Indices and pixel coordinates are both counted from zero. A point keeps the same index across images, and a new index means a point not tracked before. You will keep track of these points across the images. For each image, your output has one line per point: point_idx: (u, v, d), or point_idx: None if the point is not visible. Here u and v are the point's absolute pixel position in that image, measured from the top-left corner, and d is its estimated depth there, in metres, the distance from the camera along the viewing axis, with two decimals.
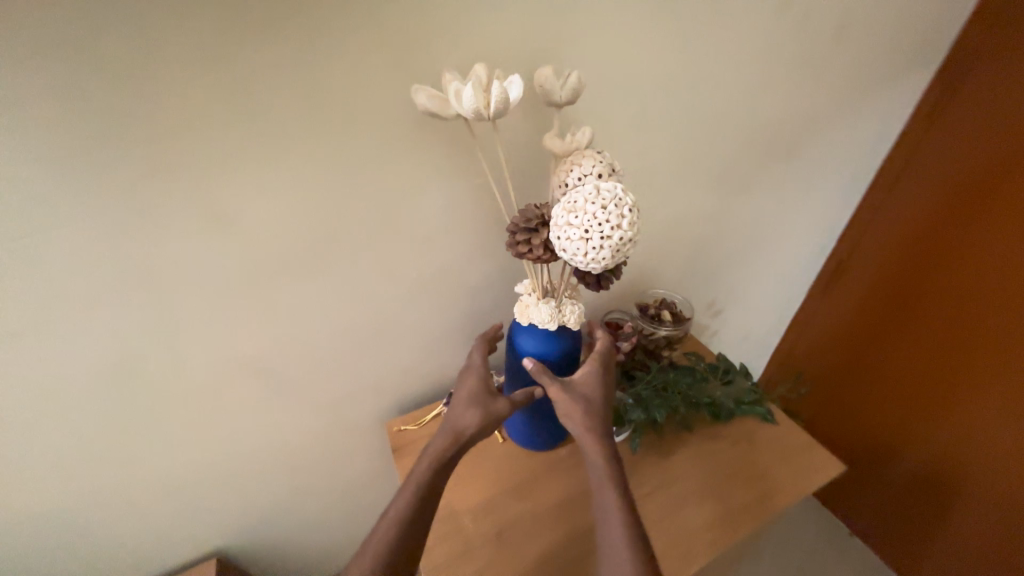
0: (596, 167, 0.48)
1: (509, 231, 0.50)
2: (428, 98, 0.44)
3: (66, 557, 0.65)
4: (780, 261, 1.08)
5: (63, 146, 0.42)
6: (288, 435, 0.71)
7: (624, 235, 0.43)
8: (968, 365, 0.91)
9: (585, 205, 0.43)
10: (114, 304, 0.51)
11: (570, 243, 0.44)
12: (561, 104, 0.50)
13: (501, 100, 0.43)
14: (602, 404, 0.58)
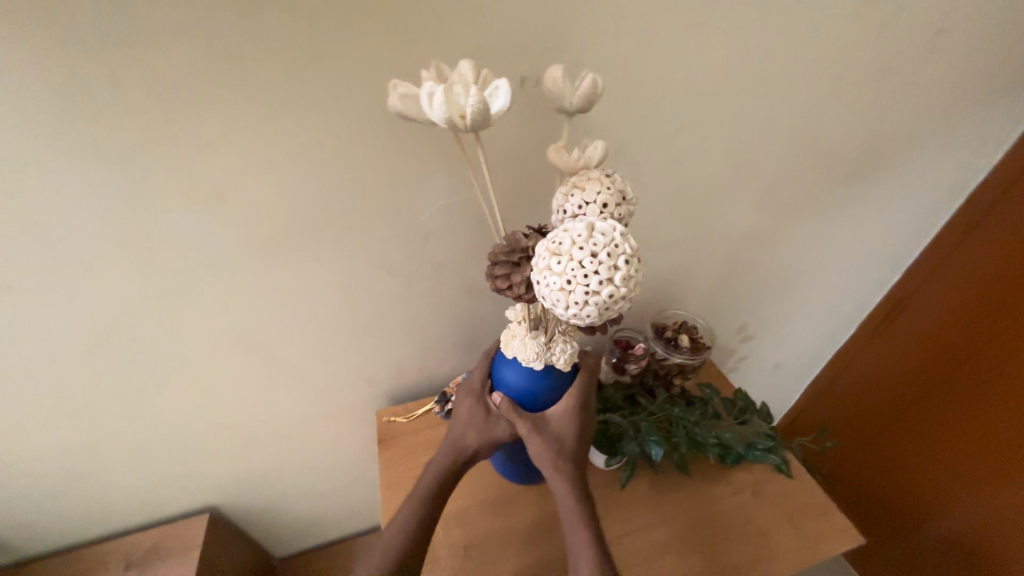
0: (600, 196, 0.43)
1: (490, 260, 0.46)
2: (402, 99, 0.39)
3: (78, 491, 0.70)
4: (825, 289, 0.97)
5: (46, 117, 0.40)
6: (280, 410, 0.72)
7: (614, 290, 0.38)
8: (1010, 443, 0.81)
9: (571, 250, 0.39)
10: (106, 275, 0.51)
11: (549, 291, 0.39)
12: (571, 112, 0.44)
13: (477, 110, 0.37)
14: (575, 446, 0.55)
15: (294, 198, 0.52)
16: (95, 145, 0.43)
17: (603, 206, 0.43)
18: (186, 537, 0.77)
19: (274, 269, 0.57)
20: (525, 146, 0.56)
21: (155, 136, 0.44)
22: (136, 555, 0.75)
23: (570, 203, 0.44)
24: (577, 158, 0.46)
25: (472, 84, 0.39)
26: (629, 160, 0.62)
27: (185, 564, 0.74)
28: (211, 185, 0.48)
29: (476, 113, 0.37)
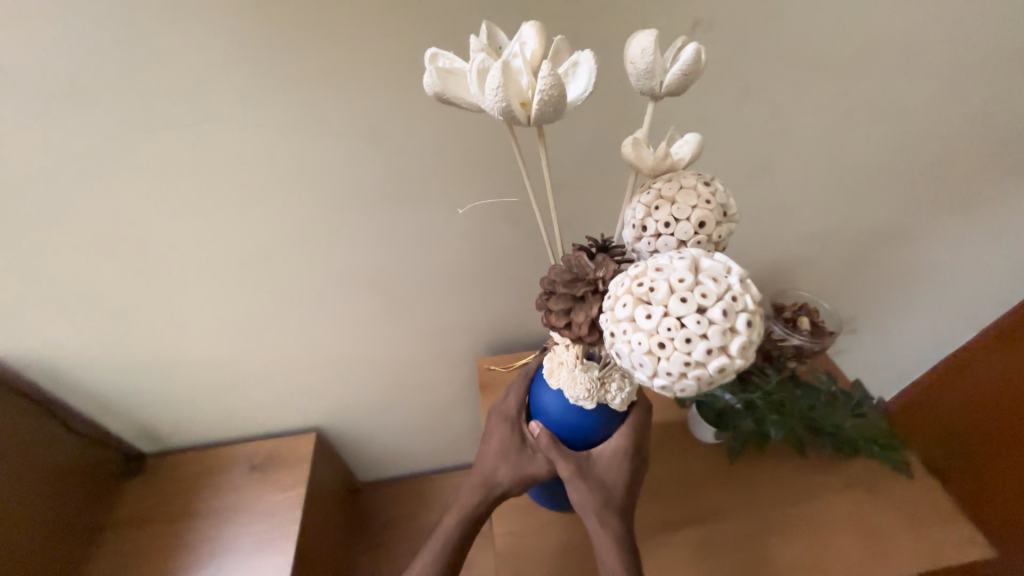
0: (698, 209, 0.28)
1: (540, 285, 0.31)
2: (440, 80, 0.26)
3: (214, 398, 0.77)
4: (958, 287, 0.88)
5: (255, 30, 0.43)
6: (391, 347, 0.76)
7: (727, 365, 0.22)
8: None
9: (668, 298, 0.22)
10: (268, 195, 0.54)
11: (629, 354, 0.23)
12: (661, 93, 0.31)
13: (547, 99, 0.23)
14: (624, 494, 0.45)
15: (448, 139, 0.53)
16: (286, 64, 0.45)
17: (699, 223, 0.29)
18: (297, 451, 0.84)
19: (413, 210, 0.58)
20: (680, 101, 0.53)
21: (335, 58, 0.45)
22: (256, 460, 0.83)
23: (653, 217, 0.29)
24: (666, 153, 0.31)
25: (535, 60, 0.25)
26: (781, 125, 0.58)
27: (301, 472, 0.81)
28: (378, 115, 0.50)
29: (546, 102, 0.24)
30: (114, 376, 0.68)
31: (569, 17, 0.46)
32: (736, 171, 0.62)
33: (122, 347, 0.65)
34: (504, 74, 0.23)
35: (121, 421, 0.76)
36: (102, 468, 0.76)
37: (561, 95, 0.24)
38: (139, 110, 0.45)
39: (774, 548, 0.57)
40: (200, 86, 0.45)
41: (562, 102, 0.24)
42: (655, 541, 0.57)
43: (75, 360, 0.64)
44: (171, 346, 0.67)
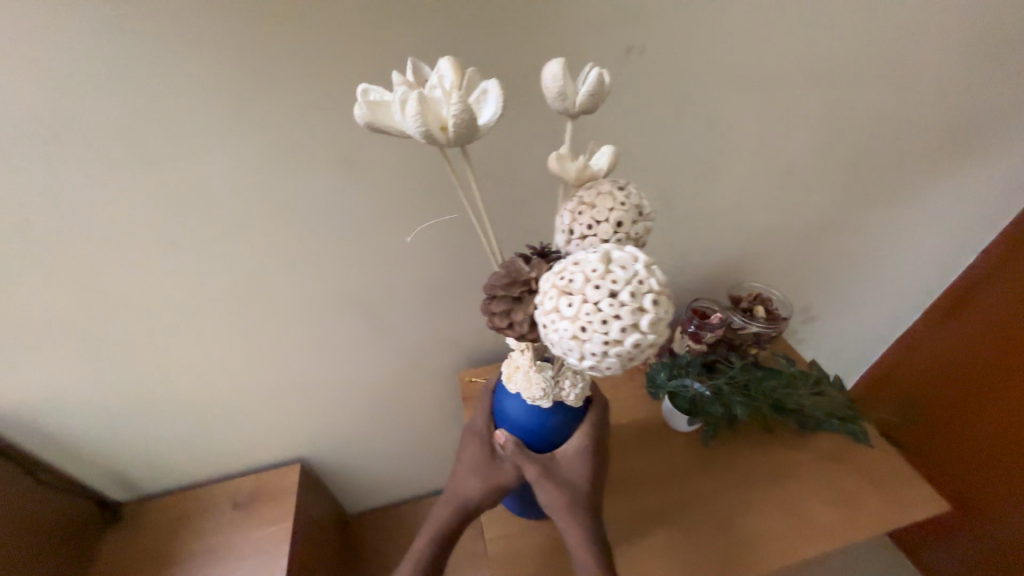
0: (613, 213, 0.32)
1: (484, 291, 0.33)
2: (370, 109, 0.28)
3: (193, 436, 0.77)
4: (900, 265, 0.95)
5: (208, 78, 0.44)
6: (372, 370, 0.77)
7: (642, 340, 0.24)
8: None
9: (584, 288, 0.25)
10: (238, 232, 0.55)
11: (558, 340, 0.25)
12: (573, 113, 0.35)
13: (461, 123, 0.25)
14: (589, 491, 0.47)
15: (405, 166, 0.55)
16: (240, 107, 0.46)
17: (616, 225, 0.32)
18: (283, 484, 0.84)
19: (381, 234, 0.60)
20: (622, 115, 0.57)
21: (290, 98, 0.47)
22: (240, 497, 0.82)
23: (577, 223, 0.33)
24: (586, 165, 0.35)
25: (456, 87, 0.27)
26: (719, 130, 0.62)
27: (287, 504, 0.81)
28: (336, 148, 0.51)
29: (460, 127, 0.26)
30: (88, 421, 0.68)
31: (508, 46, 0.49)
32: (682, 175, 0.65)
33: (99, 391, 0.65)
34: (421, 102, 0.25)
35: (101, 467, 0.75)
36: (80, 519, 0.74)
37: (474, 117, 0.26)
38: (94, 159, 0.46)
39: (753, 526, 0.59)
40: (155, 133, 0.46)
41: (477, 124, 0.26)
42: (638, 531, 0.58)
43: (47, 408, 0.64)
44: (145, 385, 0.67)
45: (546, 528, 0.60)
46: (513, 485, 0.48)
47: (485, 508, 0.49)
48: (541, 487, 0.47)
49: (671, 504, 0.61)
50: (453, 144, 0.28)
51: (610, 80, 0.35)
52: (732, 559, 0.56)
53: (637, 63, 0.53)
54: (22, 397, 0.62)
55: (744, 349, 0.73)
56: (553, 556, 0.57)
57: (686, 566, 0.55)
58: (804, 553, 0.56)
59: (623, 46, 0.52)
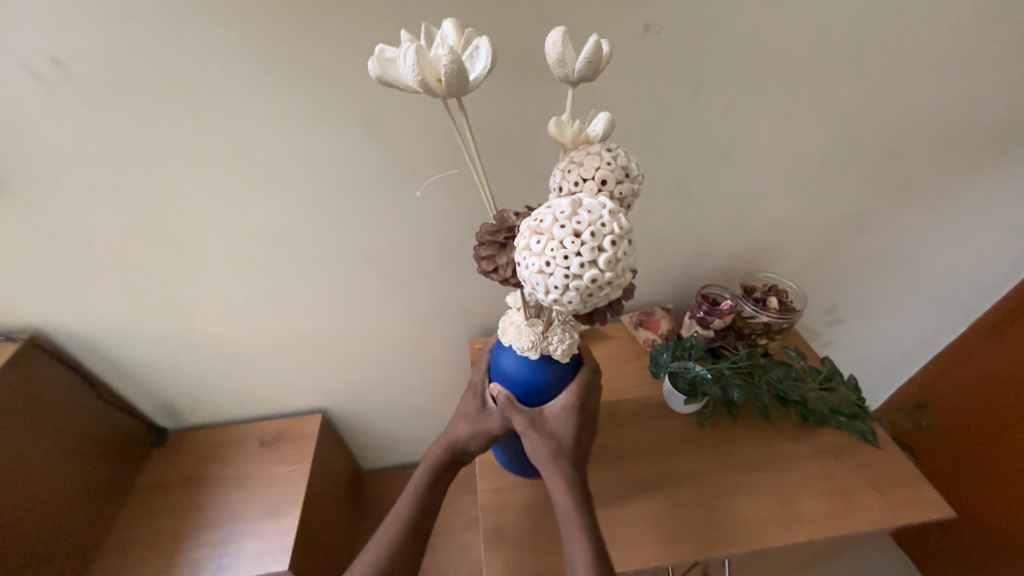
0: (599, 171, 0.34)
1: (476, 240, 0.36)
2: (380, 65, 0.32)
3: (228, 377, 0.85)
4: (937, 270, 0.91)
5: (254, 43, 0.49)
6: (390, 330, 0.83)
7: (600, 277, 0.27)
8: None
9: (552, 228, 0.27)
10: (274, 189, 0.61)
11: (527, 275, 0.28)
12: (573, 82, 0.38)
13: (452, 72, 0.28)
14: (573, 444, 0.51)
15: (426, 135, 0.58)
16: (281, 71, 0.51)
17: (601, 183, 0.34)
18: (304, 429, 0.91)
19: (403, 199, 0.65)
20: (639, 94, 0.58)
21: (324, 65, 0.52)
22: (267, 437, 0.91)
23: (566, 180, 0.35)
24: (581, 129, 0.38)
25: (456, 47, 0.31)
26: (741, 115, 0.62)
27: (307, 448, 0.88)
28: (364, 113, 0.56)
29: (450, 76, 0.28)
30: (142, 353, 0.77)
31: (527, 22, 0.51)
32: (700, 158, 0.66)
33: (151, 325, 0.73)
34: (418, 54, 0.28)
35: (149, 396, 0.85)
36: (132, 438, 0.85)
37: (464, 69, 0.28)
38: (156, 113, 0.52)
39: (739, 508, 0.60)
40: (207, 92, 0.52)
41: (468, 76, 0.29)
42: (623, 499, 0.61)
43: (109, 336, 0.73)
44: (191, 324, 0.75)
45: (535, 486, 0.63)
46: (501, 433, 0.52)
47: (476, 453, 0.53)
48: (528, 436, 0.50)
49: (659, 479, 0.63)
50: (450, 97, 0.31)
51: (609, 51, 0.37)
52: (713, 535, 0.57)
53: (655, 41, 0.54)
54: (90, 323, 0.71)
55: (753, 339, 0.72)
56: (540, 512, 0.60)
57: (667, 536, 0.57)
58: (788, 538, 0.57)
59: (641, 24, 0.53)
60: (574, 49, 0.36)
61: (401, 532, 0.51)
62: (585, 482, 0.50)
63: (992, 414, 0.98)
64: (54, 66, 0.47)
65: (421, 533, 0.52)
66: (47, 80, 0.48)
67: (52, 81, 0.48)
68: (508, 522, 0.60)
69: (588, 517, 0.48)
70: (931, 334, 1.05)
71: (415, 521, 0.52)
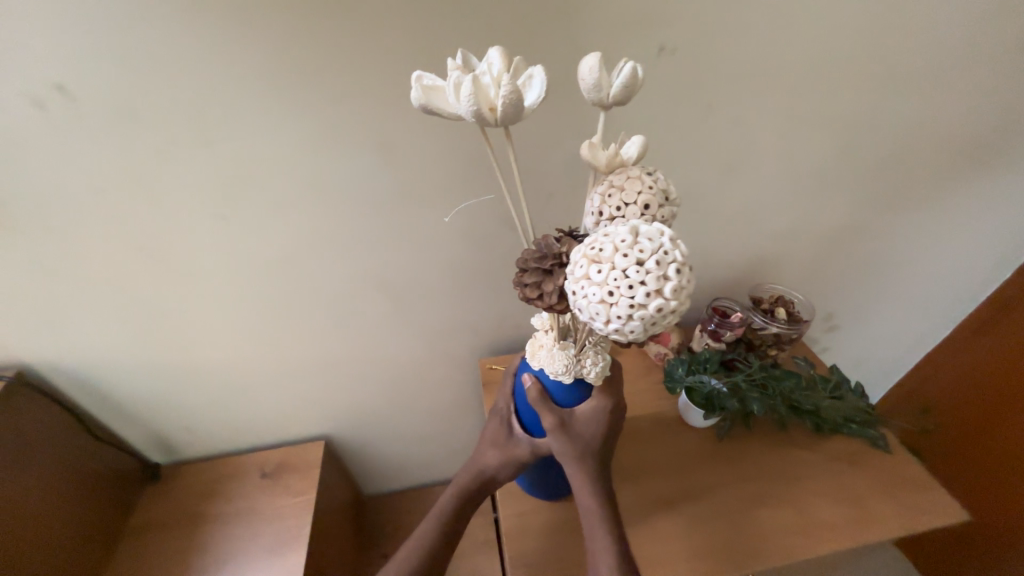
0: (642, 196, 0.34)
1: (517, 266, 0.36)
2: (425, 90, 0.32)
3: (228, 406, 0.82)
4: (926, 276, 0.95)
5: (265, 66, 0.48)
6: (398, 352, 0.81)
7: (665, 306, 0.27)
8: None
9: (614, 257, 0.28)
10: (283, 212, 0.59)
11: (586, 304, 0.28)
12: (607, 104, 0.38)
13: (508, 104, 0.29)
14: (602, 445, 0.49)
15: (441, 155, 0.58)
16: (294, 94, 0.50)
17: (643, 208, 0.34)
18: (308, 458, 0.88)
19: (415, 220, 0.64)
20: (650, 113, 0.59)
21: (337, 88, 0.51)
22: (268, 468, 0.87)
23: (606, 205, 0.35)
24: (616, 153, 0.37)
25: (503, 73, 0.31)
26: (747, 132, 0.63)
27: (311, 478, 0.85)
28: (378, 135, 0.55)
29: (506, 107, 0.29)
30: (137, 383, 0.73)
31: (542, 45, 0.51)
32: (708, 174, 0.67)
33: (148, 355, 0.70)
34: (474, 85, 0.29)
35: (144, 428, 0.81)
36: (124, 475, 0.80)
37: (520, 100, 0.29)
38: (161, 138, 0.50)
39: (763, 522, 0.59)
40: (219, 115, 0.50)
41: (523, 106, 0.30)
42: (648, 518, 0.60)
43: (102, 367, 0.70)
44: (190, 353, 0.72)
45: (556, 509, 0.62)
46: (530, 459, 0.51)
47: (505, 478, 0.53)
48: (556, 436, 0.48)
49: (682, 495, 0.62)
50: (502, 124, 0.32)
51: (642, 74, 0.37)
52: (741, 551, 0.57)
53: (667, 62, 0.55)
54: (83, 355, 0.68)
55: (762, 349, 0.73)
56: (563, 536, 0.59)
57: (695, 554, 0.56)
58: (814, 550, 0.57)
59: (655, 46, 0.53)
60: (609, 72, 0.36)
61: (430, 551, 0.52)
62: (611, 494, 0.50)
63: (984, 416, 1.02)
64: (57, 90, 0.45)
65: (449, 548, 0.53)
66: (48, 105, 0.46)
67: (55, 106, 0.46)
68: (532, 549, 0.58)
69: (616, 529, 0.48)
70: (920, 337, 1.09)
71: (441, 539, 0.53)
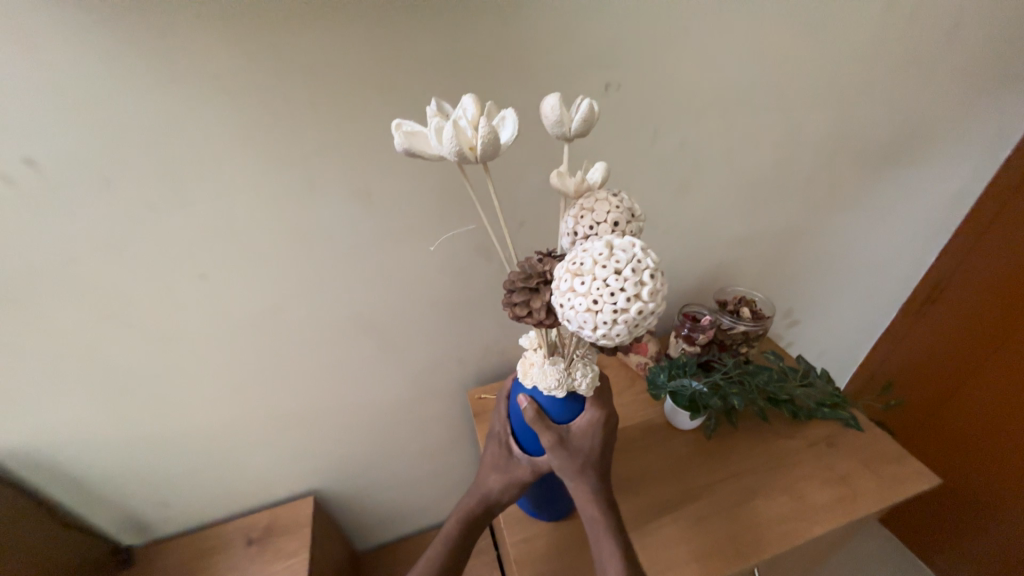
0: (610, 215, 0.38)
1: (505, 287, 0.39)
2: (411, 137, 0.37)
3: (209, 472, 0.78)
4: (868, 267, 1.04)
5: (243, 127, 0.50)
6: (386, 393, 0.80)
7: (644, 307, 0.32)
8: (1014, 422, 0.96)
9: (594, 269, 0.32)
10: (264, 264, 0.59)
11: (575, 314, 0.33)
12: (569, 137, 0.42)
13: (488, 141, 0.35)
14: (599, 458, 0.51)
15: (417, 195, 0.61)
16: (270, 150, 0.52)
17: (613, 224, 0.38)
18: (297, 518, 0.84)
19: (396, 260, 0.65)
20: (606, 140, 0.64)
21: (312, 142, 0.53)
22: (255, 533, 0.82)
23: (580, 225, 0.39)
24: (582, 179, 0.41)
25: (477, 117, 0.37)
26: (694, 152, 0.70)
27: (303, 538, 0.80)
28: (354, 180, 0.57)
29: (487, 144, 0.35)
30: (109, 459, 0.69)
31: (504, 91, 0.56)
32: (664, 193, 0.73)
33: (122, 426, 0.67)
34: (455, 129, 0.34)
35: (116, 508, 0.75)
36: (93, 563, 0.74)
37: (497, 137, 0.35)
38: (138, 202, 0.51)
39: (761, 513, 0.62)
40: (198, 175, 0.51)
41: (499, 142, 0.36)
42: (651, 525, 0.61)
43: (71, 446, 0.66)
44: (167, 419, 0.69)
45: (563, 528, 0.62)
46: (532, 479, 0.52)
47: (509, 502, 0.54)
48: (555, 454, 0.49)
49: (681, 498, 0.64)
50: (483, 161, 0.38)
51: (597, 109, 0.41)
52: (745, 546, 0.58)
53: (616, 98, 0.61)
54: (48, 435, 0.63)
55: (734, 348, 0.78)
56: (573, 555, 0.59)
57: (701, 554, 0.57)
58: (810, 534, 0.59)
59: (603, 82, 0.59)
60: (569, 110, 0.40)
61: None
62: (614, 506, 0.51)
63: (941, 388, 1.11)
64: (29, 165, 0.45)
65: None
66: (18, 180, 0.46)
67: (23, 179, 0.46)
68: (543, 574, 0.58)
69: (623, 541, 0.49)
70: (871, 323, 1.19)
71: (449, 570, 0.52)
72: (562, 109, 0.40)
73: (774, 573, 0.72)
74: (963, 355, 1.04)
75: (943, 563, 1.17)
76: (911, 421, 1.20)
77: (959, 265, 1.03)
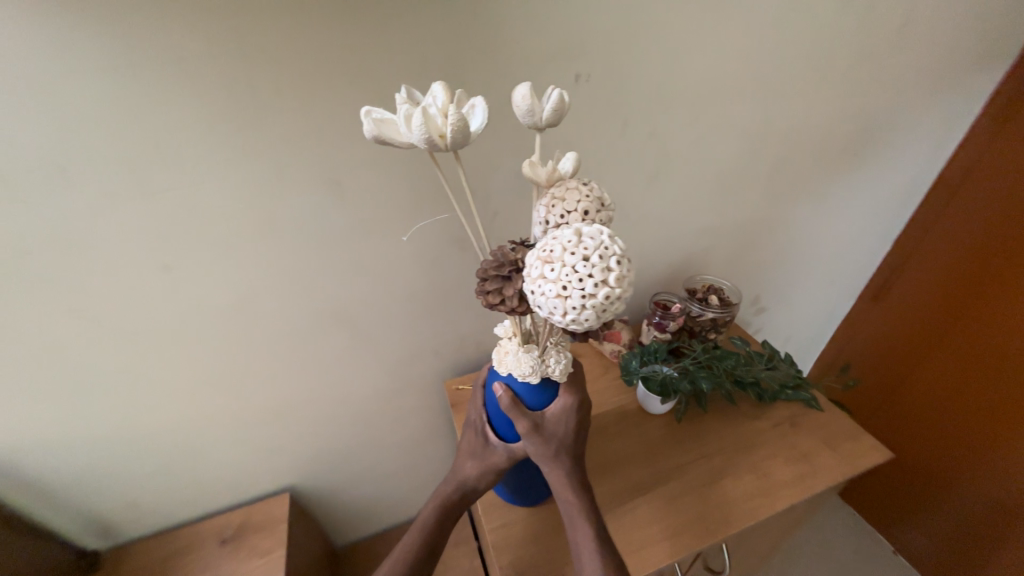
0: (581, 204, 0.39)
1: (478, 275, 0.40)
2: (379, 124, 0.36)
3: (177, 472, 0.76)
4: (828, 256, 1.09)
5: (205, 114, 0.48)
6: (362, 386, 0.79)
7: (611, 293, 0.33)
8: (960, 396, 1.03)
9: (563, 256, 0.33)
10: (231, 257, 0.58)
11: (546, 300, 0.34)
12: (541, 126, 0.42)
13: (458, 129, 0.35)
14: (573, 442, 0.52)
15: (390, 185, 0.60)
16: (234, 138, 0.50)
17: (584, 213, 0.39)
18: (272, 514, 0.82)
19: (369, 251, 0.65)
20: (578, 131, 0.65)
21: (278, 131, 0.52)
22: (228, 532, 0.80)
23: (552, 214, 0.40)
24: (554, 169, 0.41)
25: (447, 105, 0.37)
26: (663, 143, 0.71)
27: (279, 535, 0.79)
28: (324, 169, 0.56)
29: (457, 132, 0.35)
30: (68, 462, 0.66)
31: (475, 81, 0.56)
32: (635, 183, 0.74)
33: (81, 427, 0.64)
34: (425, 116, 0.34)
35: (77, 513, 0.72)
36: (56, 570, 0.71)
37: (467, 125, 0.35)
38: (94, 192, 0.48)
39: (729, 491, 0.65)
40: (156, 164, 0.49)
41: (469, 129, 0.36)
42: (624, 505, 0.63)
43: (27, 448, 0.62)
44: (131, 418, 0.66)
45: (540, 512, 0.63)
46: (508, 465, 0.53)
47: (485, 488, 0.55)
48: (530, 440, 0.51)
49: (654, 480, 0.66)
50: (454, 148, 0.38)
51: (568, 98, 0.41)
52: (713, 522, 0.61)
53: (587, 89, 0.62)
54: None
55: (703, 334, 0.81)
56: (549, 538, 0.61)
57: (673, 531, 0.60)
58: (773, 508, 0.63)
59: (574, 74, 0.60)
60: (540, 99, 0.41)
61: (414, 568, 0.52)
62: (588, 488, 0.52)
63: (894, 368, 1.18)
64: None
65: (432, 562, 0.54)
66: None
67: None
68: (521, 556, 0.59)
69: (596, 522, 0.51)
70: (832, 309, 1.25)
71: (426, 556, 0.53)
72: (533, 98, 0.41)
73: (742, 547, 0.76)
74: (913, 336, 1.11)
75: (898, 532, 1.25)
76: (867, 399, 1.28)
77: (911, 251, 1.10)
